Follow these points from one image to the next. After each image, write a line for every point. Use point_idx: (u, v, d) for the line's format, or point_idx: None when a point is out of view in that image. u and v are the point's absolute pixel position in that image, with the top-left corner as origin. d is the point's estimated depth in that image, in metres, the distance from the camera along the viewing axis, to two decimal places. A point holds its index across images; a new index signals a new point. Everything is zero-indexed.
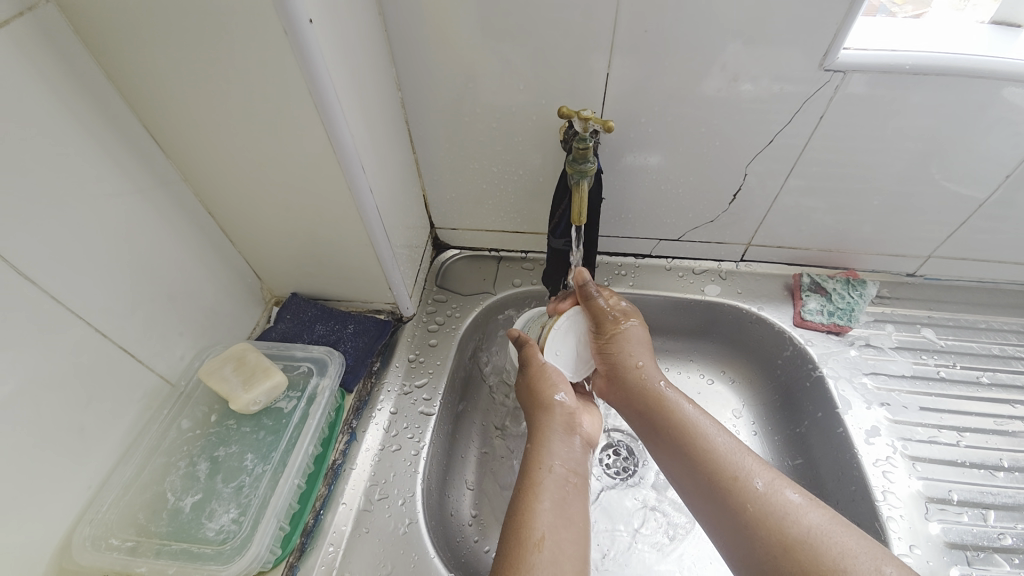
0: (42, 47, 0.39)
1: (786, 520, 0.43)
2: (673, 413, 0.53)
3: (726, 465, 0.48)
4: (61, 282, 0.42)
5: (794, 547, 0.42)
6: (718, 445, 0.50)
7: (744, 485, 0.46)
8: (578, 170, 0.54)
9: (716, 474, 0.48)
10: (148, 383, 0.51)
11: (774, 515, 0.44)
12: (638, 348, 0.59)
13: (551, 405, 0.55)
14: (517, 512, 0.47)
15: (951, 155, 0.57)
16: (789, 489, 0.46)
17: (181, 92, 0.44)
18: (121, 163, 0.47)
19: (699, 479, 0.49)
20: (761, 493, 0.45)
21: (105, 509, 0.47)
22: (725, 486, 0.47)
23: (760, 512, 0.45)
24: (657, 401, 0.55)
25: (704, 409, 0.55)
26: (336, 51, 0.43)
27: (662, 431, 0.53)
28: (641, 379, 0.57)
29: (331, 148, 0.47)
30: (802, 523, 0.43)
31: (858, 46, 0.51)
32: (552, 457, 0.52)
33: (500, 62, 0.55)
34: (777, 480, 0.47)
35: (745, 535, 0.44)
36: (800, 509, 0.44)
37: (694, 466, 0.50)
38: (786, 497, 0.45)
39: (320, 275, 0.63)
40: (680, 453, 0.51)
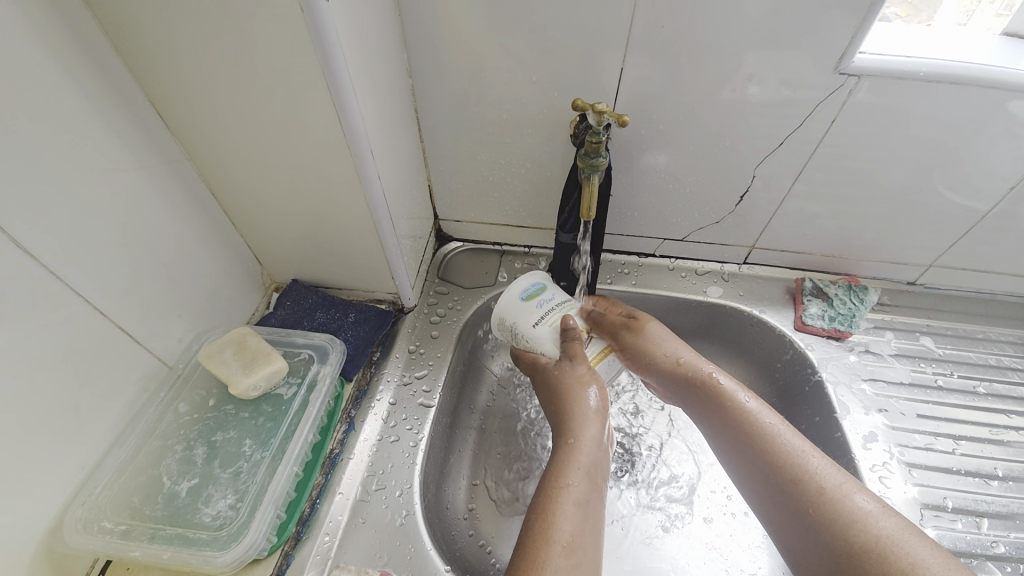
0: (48, 15, 0.38)
1: (858, 524, 0.43)
2: (732, 412, 0.53)
3: (791, 466, 0.48)
4: (59, 260, 0.41)
5: (868, 555, 0.41)
6: (785, 446, 0.49)
7: (808, 485, 0.46)
8: (589, 164, 0.54)
9: (783, 476, 0.48)
10: (145, 365, 0.50)
11: (842, 519, 0.44)
12: (679, 348, 0.60)
13: (580, 405, 0.53)
14: (542, 510, 0.46)
15: (958, 165, 0.58)
16: (859, 494, 0.45)
17: (190, 67, 0.43)
18: (125, 139, 0.46)
19: (767, 479, 0.49)
20: (830, 496, 0.45)
21: (98, 491, 0.46)
22: (795, 488, 0.47)
23: (832, 516, 0.44)
24: (713, 399, 0.55)
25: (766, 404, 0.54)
26: (350, 33, 0.43)
27: (722, 431, 0.53)
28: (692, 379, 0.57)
29: (342, 132, 0.46)
30: (875, 528, 0.42)
31: (873, 51, 0.51)
32: (583, 453, 0.50)
33: (512, 53, 0.54)
34: (845, 482, 0.46)
35: (819, 539, 0.44)
36: (874, 514, 0.43)
37: (761, 467, 0.50)
38: (856, 501, 0.44)
39: (324, 262, 0.63)
40: (745, 453, 0.51)
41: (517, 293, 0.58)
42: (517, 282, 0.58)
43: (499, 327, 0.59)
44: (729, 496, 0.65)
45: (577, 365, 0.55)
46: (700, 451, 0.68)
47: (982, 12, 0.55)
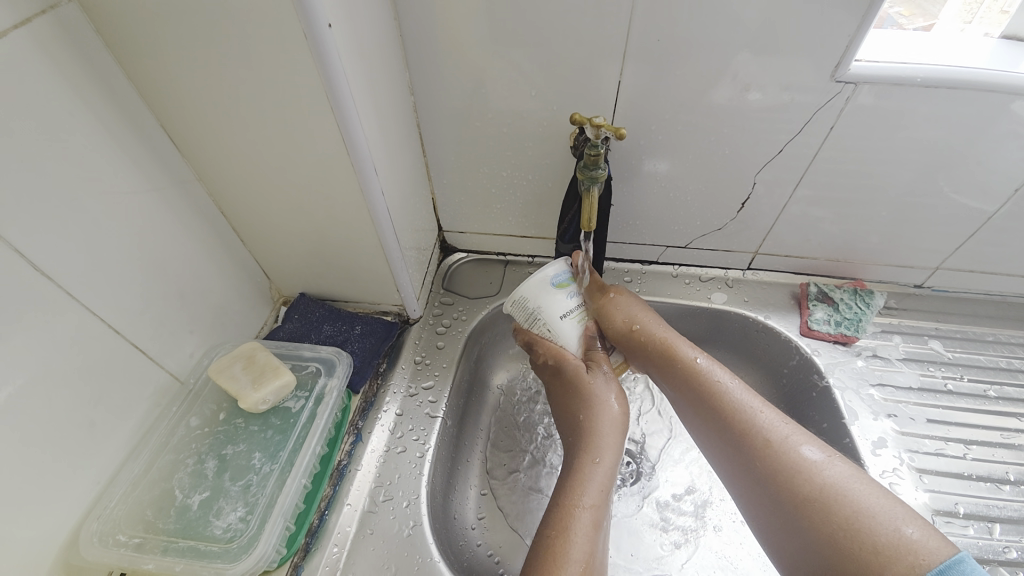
0: (64, 46, 0.40)
1: (806, 473, 0.44)
2: (689, 371, 0.55)
3: (744, 420, 0.49)
4: (75, 279, 0.42)
5: (814, 501, 0.43)
6: (739, 401, 0.51)
7: (757, 439, 0.48)
8: (589, 176, 0.54)
9: (736, 429, 0.49)
10: (158, 380, 0.51)
11: (787, 470, 0.45)
12: (641, 310, 0.60)
13: (598, 406, 0.54)
14: (557, 530, 0.46)
15: (961, 167, 0.57)
16: (815, 448, 0.46)
17: (198, 90, 0.44)
18: (137, 161, 0.47)
19: (721, 434, 0.50)
20: (781, 446, 0.47)
21: (113, 504, 0.47)
22: (746, 441, 0.48)
23: (782, 466, 0.45)
24: (673, 359, 0.56)
25: (716, 362, 0.56)
26: (353, 55, 0.44)
27: (680, 389, 0.55)
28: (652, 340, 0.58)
29: (345, 150, 0.47)
30: (822, 475, 0.44)
31: (869, 58, 0.52)
32: (601, 474, 0.50)
33: (512, 67, 0.55)
34: (798, 434, 0.48)
35: (768, 489, 0.45)
36: (822, 463, 0.45)
37: (716, 422, 0.51)
38: (808, 452, 0.46)
39: (330, 277, 0.64)
40: (701, 408, 0.52)
41: (552, 277, 0.56)
42: (552, 265, 0.56)
43: (517, 304, 0.57)
44: None
45: (608, 381, 0.55)
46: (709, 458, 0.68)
47: (986, 9, 0.55)
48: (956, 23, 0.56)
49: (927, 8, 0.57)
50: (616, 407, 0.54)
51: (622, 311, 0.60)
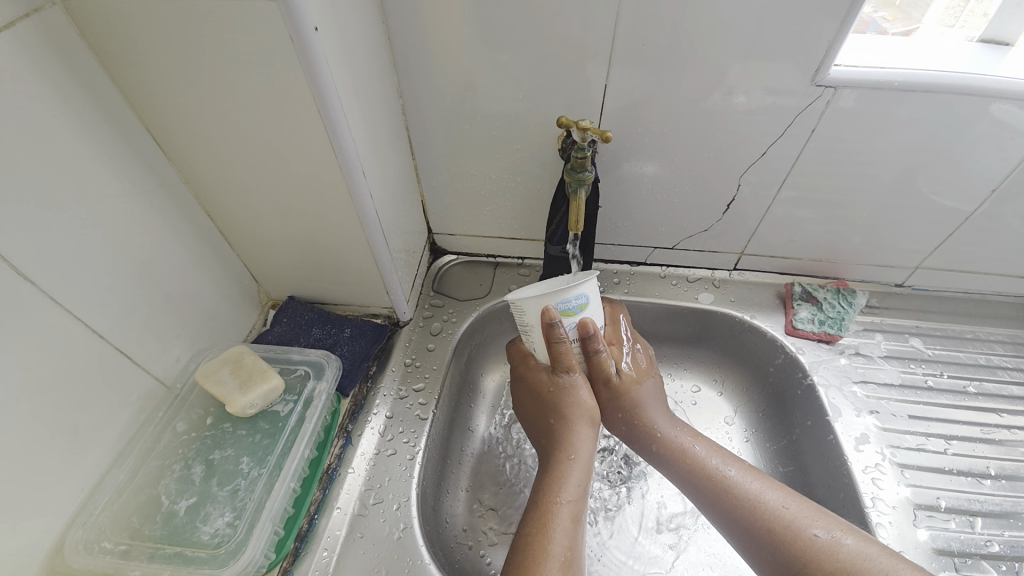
0: (48, 49, 0.39)
1: (818, 554, 0.45)
2: (694, 457, 0.54)
3: (751, 501, 0.50)
4: (60, 283, 0.42)
5: None
6: (745, 481, 0.51)
7: (767, 526, 0.48)
8: (576, 178, 0.55)
9: (745, 515, 0.49)
10: (143, 385, 0.51)
11: (799, 555, 0.45)
12: (644, 388, 0.60)
13: (570, 404, 0.54)
14: (536, 527, 0.46)
15: (939, 169, 0.59)
16: (822, 524, 0.47)
17: (183, 94, 0.44)
18: (122, 165, 0.47)
19: (730, 519, 0.50)
20: (791, 528, 0.47)
21: (98, 511, 0.47)
22: (755, 524, 0.48)
23: (794, 551, 0.46)
24: (679, 447, 0.56)
25: (715, 446, 0.56)
26: (341, 60, 0.44)
27: (684, 477, 0.54)
28: (656, 424, 0.58)
29: (334, 154, 0.47)
30: (833, 556, 0.44)
31: (848, 63, 0.53)
32: (577, 469, 0.51)
33: (501, 70, 0.56)
34: (805, 511, 0.48)
35: None
36: (830, 540, 0.45)
37: (722, 507, 0.51)
38: (818, 530, 0.46)
39: (318, 279, 0.64)
40: (709, 496, 0.52)
41: (554, 302, 0.50)
42: (575, 291, 0.50)
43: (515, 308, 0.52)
44: None
45: (572, 375, 0.54)
46: None
47: (969, 12, 0.57)
48: (938, 26, 0.58)
49: (909, 13, 0.59)
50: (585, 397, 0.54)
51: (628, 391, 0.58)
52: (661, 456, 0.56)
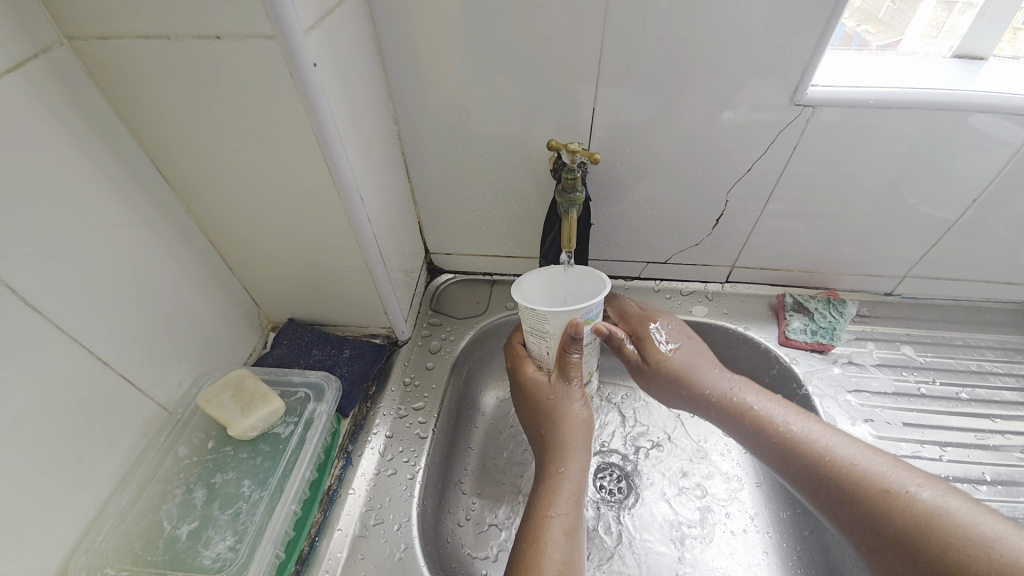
0: (57, 88, 0.41)
1: (891, 506, 0.46)
2: (757, 417, 0.56)
3: (818, 456, 0.51)
4: (65, 311, 0.43)
5: (909, 527, 0.44)
6: (812, 438, 0.53)
7: (842, 472, 0.49)
8: (567, 199, 0.56)
9: (815, 470, 0.51)
10: (145, 411, 0.51)
11: (876, 498, 0.47)
12: (693, 355, 0.62)
13: (565, 417, 0.55)
14: (531, 541, 0.46)
15: (920, 180, 0.61)
16: (894, 476, 0.47)
17: (186, 127, 0.46)
18: (127, 195, 0.48)
19: (802, 469, 0.52)
20: (866, 476, 0.48)
21: (100, 538, 0.47)
22: (826, 480, 0.50)
23: (867, 503, 0.47)
24: (740, 408, 0.58)
25: (782, 402, 0.58)
26: (338, 89, 0.46)
27: (750, 431, 0.56)
28: (714, 389, 0.60)
29: (331, 181, 0.49)
30: (907, 507, 0.45)
31: (826, 82, 0.55)
32: (569, 482, 0.51)
33: (492, 95, 0.58)
34: (875, 464, 0.49)
35: (865, 521, 0.47)
36: (905, 493, 0.46)
37: (793, 457, 0.53)
38: (889, 483, 0.47)
39: (318, 302, 0.65)
40: (779, 451, 0.54)
41: (580, 314, 0.52)
42: (597, 304, 0.52)
43: (536, 317, 0.53)
44: (727, 514, 0.65)
45: (572, 388, 0.55)
46: (695, 470, 0.69)
47: (951, 25, 0.59)
48: (920, 39, 0.60)
49: (893, 25, 0.60)
50: (579, 410, 0.55)
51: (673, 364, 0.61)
52: (724, 418, 0.59)
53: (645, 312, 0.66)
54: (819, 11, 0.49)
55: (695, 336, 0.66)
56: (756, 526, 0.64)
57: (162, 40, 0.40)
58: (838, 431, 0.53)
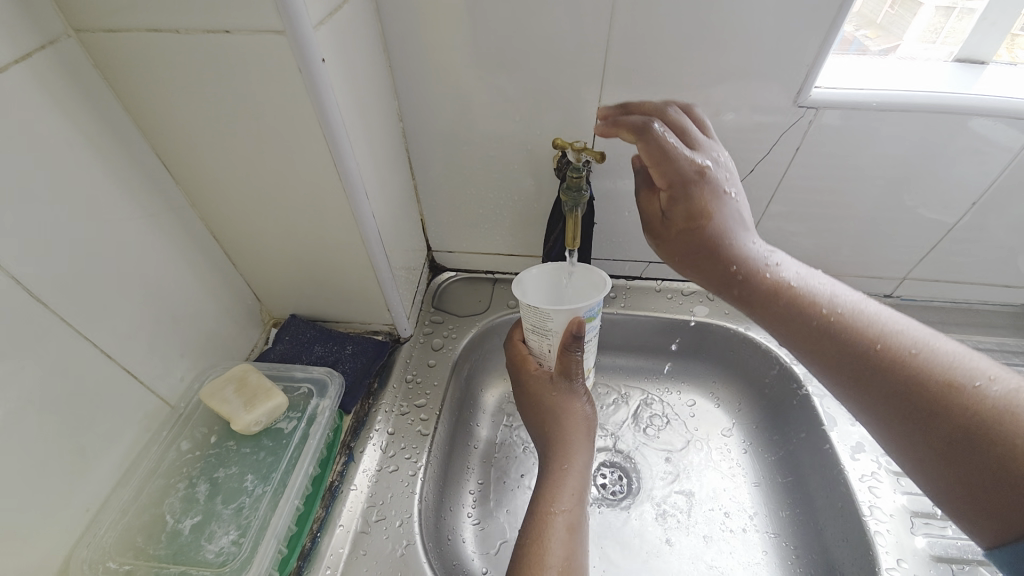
0: (64, 80, 0.41)
1: (949, 400, 0.37)
2: (799, 296, 0.46)
3: (867, 344, 0.41)
4: (69, 304, 0.43)
5: (971, 419, 0.35)
6: (865, 321, 0.43)
7: (895, 357, 0.40)
8: (572, 198, 0.56)
9: (859, 359, 0.41)
10: (148, 405, 0.51)
11: (934, 386, 0.37)
12: (732, 222, 0.50)
13: (568, 415, 0.55)
14: (534, 537, 0.46)
15: (921, 182, 0.61)
16: (960, 367, 0.38)
17: (192, 120, 0.46)
18: (132, 189, 0.48)
19: (844, 354, 0.42)
20: (924, 363, 0.39)
21: (103, 531, 0.47)
22: (874, 365, 0.40)
23: (923, 396, 0.38)
24: (776, 289, 0.47)
25: (836, 285, 0.47)
26: (344, 84, 0.46)
27: (788, 312, 0.46)
28: (747, 265, 0.49)
29: (338, 176, 0.49)
30: (975, 400, 0.36)
31: (828, 85, 0.56)
32: (573, 479, 0.51)
33: (497, 93, 0.58)
34: (939, 353, 0.39)
35: (912, 413, 0.38)
36: (970, 386, 0.36)
37: (838, 340, 0.43)
38: (953, 374, 0.38)
39: (320, 297, 0.65)
40: (818, 333, 0.44)
41: (582, 312, 0.52)
42: (596, 301, 0.52)
43: (536, 315, 0.54)
44: (726, 513, 0.65)
45: (574, 387, 0.55)
46: (693, 469, 0.69)
47: (949, 29, 0.60)
48: (919, 43, 0.61)
49: (891, 31, 0.60)
50: (584, 410, 0.56)
51: (707, 229, 0.49)
52: (752, 302, 0.48)
53: (687, 153, 0.50)
54: (825, 13, 0.49)
55: (741, 193, 0.52)
56: (755, 525, 0.65)
57: (171, 34, 0.40)
58: (898, 316, 0.43)
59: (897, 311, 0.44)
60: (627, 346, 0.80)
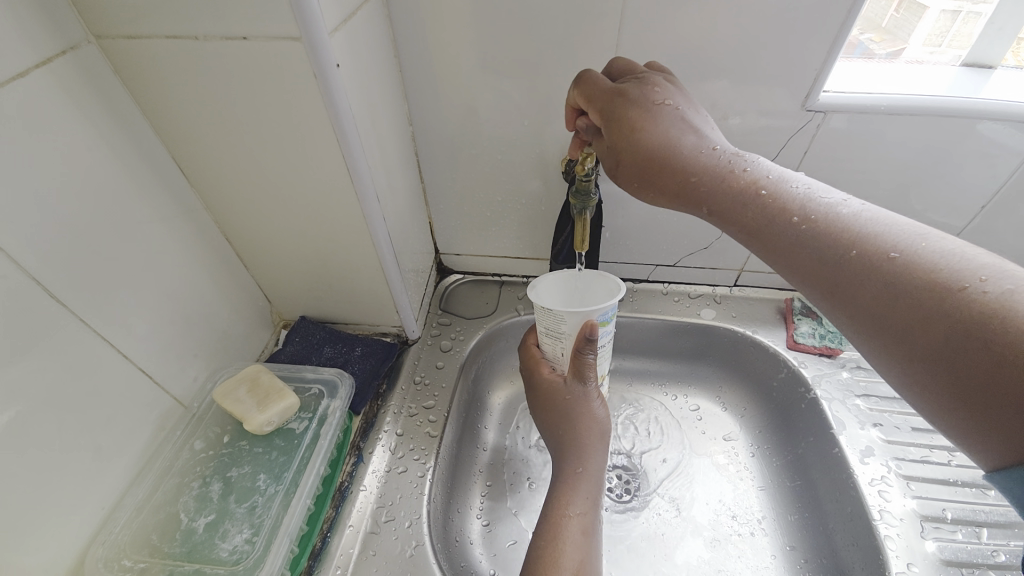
0: (84, 84, 0.42)
1: (936, 308, 0.32)
2: (767, 203, 0.41)
3: (841, 252, 0.37)
4: (87, 306, 0.43)
5: (958, 328, 0.31)
6: (839, 225, 0.38)
7: (871, 262, 0.36)
8: (581, 201, 0.57)
9: (833, 268, 0.37)
10: (162, 405, 0.52)
11: (918, 291, 0.33)
12: (683, 136, 0.45)
13: (583, 417, 0.55)
14: (548, 540, 0.46)
15: (929, 187, 0.61)
16: (948, 269, 0.33)
17: (207, 123, 0.47)
18: (149, 192, 0.49)
19: (819, 263, 0.38)
20: (905, 267, 0.34)
21: (118, 529, 0.47)
22: (849, 272, 0.36)
23: (905, 306, 0.34)
24: (740, 199, 0.42)
25: (810, 185, 0.41)
26: (357, 89, 0.47)
27: (755, 220, 0.42)
28: (710, 175, 0.43)
29: (349, 180, 0.49)
30: (965, 308, 0.31)
31: (835, 89, 0.56)
32: (587, 482, 0.51)
33: (507, 97, 0.59)
34: (924, 254, 0.34)
35: (893, 323, 0.34)
36: (957, 290, 0.32)
37: (810, 247, 0.39)
38: (939, 276, 0.33)
39: (330, 299, 0.65)
40: (790, 239, 0.40)
41: (597, 315, 0.52)
42: (611, 305, 0.52)
43: (552, 317, 0.54)
44: (733, 517, 0.65)
45: (588, 390, 0.55)
46: (701, 473, 0.69)
47: (955, 32, 0.60)
48: (923, 47, 0.61)
49: (896, 34, 0.60)
50: (599, 412, 0.55)
51: (649, 147, 0.44)
52: (718, 215, 0.44)
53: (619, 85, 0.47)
54: (832, 18, 0.49)
55: (690, 105, 0.47)
56: (764, 529, 0.64)
57: (189, 40, 0.41)
58: (879, 213, 0.38)
59: (884, 209, 0.38)
60: (635, 349, 0.80)
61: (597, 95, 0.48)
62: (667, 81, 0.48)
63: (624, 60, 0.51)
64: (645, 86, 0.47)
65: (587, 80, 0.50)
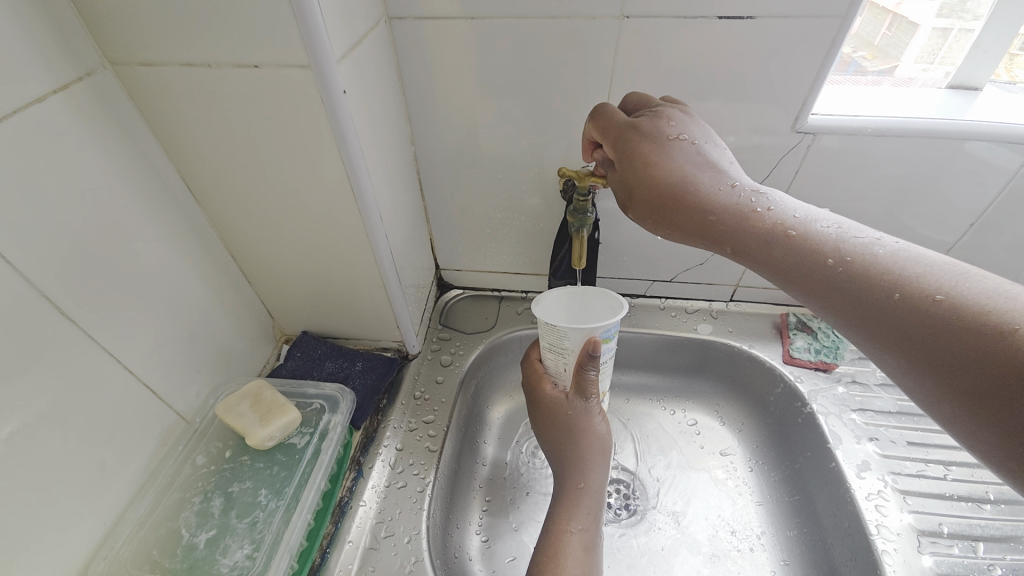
0: (99, 108, 0.44)
1: (985, 345, 0.32)
2: (798, 242, 0.42)
3: (879, 291, 0.37)
4: (96, 322, 0.44)
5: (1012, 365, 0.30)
6: (874, 263, 0.38)
7: (913, 300, 0.36)
8: (578, 220, 0.59)
9: (871, 306, 0.38)
10: (165, 420, 0.52)
11: (966, 329, 0.33)
12: (703, 175, 0.46)
13: (585, 433, 0.55)
14: (549, 556, 0.47)
15: (918, 205, 0.63)
16: (993, 305, 0.33)
17: (217, 145, 0.48)
18: (158, 211, 0.50)
19: (857, 301, 0.38)
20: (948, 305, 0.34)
21: (119, 545, 0.47)
22: (890, 310, 0.37)
23: (951, 344, 0.33)
24: (768, 238, 0.43)
25: (840, 224, 0.42)
26: (363, 111, 0.48)
27: (786, 260, 0.42)
28: (735, 214, 0.44)
29: (354, 199, 0.51)
30: (1012, 346, 0.31)
31: (824, 111, 0.58)
32: (588, 497, 0.51)
33: (506, 119, 0.61)
34: (968, 292, 0.34)
35: (940, 361, 0.34)
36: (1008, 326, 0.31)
37: (848, 287, 0.39)
38: (986, 312, 0.33)
39: (332, 314, 0.66)
40: (826, 279, 0.40)
41: (598, 332, 0.53)
42: (613, 325, 0.53)
43: (553, 332, 0.55)
44: (731, 532, 0.65)
45: (590, 405, 0.56)
46: (699, 488, 0.70)
47: (948, 48, 0.61)
48: (916, 64, 0.63)
49: (889, 51, 0.63)
50: (601, 428, 0.56)
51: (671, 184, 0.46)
52: (745, 255, 0.44)
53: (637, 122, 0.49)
54: (819, 44, 0.52)
55: (709, 143, 0.49)
56: (763, 544, 0.64)
57: (203, 67, 0.42)
58: (913, 251, 0.38)
59: (918, 247, 0.39)
60: (633, 363, 0.81)
61: (612, 128, 0.50)
62: (682, 118, 0.50)
63: (637, 95, 0.54)
64: (662, 124, 0.48)
65: (602, 115, 0.52)
